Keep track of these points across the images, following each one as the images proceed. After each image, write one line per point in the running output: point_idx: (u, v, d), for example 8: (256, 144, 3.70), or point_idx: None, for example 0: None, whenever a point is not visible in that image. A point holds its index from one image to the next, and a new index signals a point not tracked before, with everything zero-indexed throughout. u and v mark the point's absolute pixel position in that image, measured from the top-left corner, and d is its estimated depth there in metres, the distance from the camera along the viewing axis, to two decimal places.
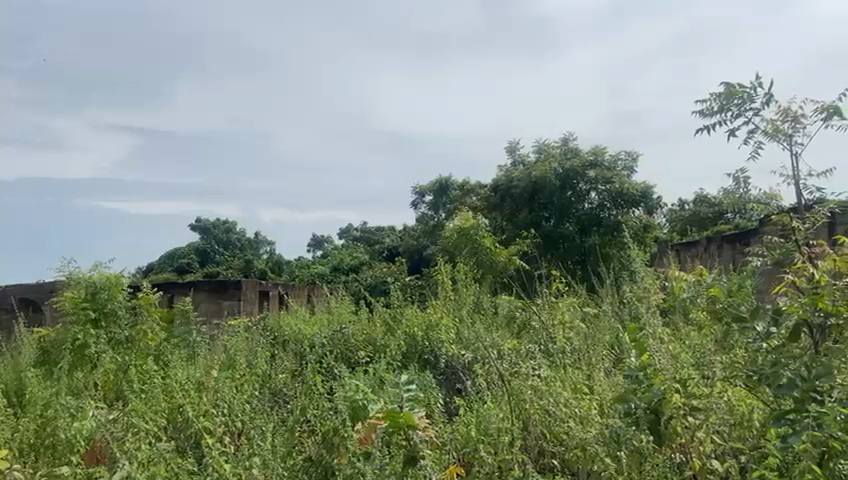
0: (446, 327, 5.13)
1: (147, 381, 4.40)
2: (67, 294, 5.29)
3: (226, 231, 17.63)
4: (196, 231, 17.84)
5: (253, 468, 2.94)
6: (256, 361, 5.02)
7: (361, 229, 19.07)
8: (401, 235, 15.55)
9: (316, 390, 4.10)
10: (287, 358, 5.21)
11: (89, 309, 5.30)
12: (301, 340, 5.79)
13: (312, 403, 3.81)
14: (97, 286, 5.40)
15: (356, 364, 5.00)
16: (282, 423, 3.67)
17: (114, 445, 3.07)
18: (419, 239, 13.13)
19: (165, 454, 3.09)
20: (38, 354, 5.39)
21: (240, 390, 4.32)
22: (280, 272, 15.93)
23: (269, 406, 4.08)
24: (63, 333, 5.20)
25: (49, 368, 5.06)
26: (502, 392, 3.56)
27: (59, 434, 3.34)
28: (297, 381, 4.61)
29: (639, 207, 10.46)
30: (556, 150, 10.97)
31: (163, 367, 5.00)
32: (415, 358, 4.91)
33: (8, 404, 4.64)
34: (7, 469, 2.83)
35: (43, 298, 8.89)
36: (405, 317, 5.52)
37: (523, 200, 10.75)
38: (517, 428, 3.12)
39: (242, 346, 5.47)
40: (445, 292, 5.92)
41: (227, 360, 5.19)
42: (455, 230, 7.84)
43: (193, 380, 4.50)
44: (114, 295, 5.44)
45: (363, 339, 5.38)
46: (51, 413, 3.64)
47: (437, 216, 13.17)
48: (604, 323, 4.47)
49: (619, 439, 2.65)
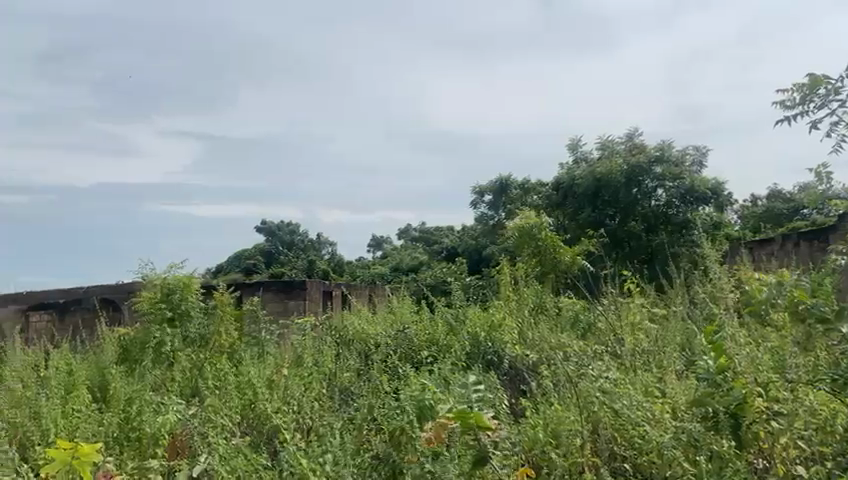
0: (509, 328, 5.11)
1: (221, 379, 4.57)
2: (145, 294, 5.57)
3: (289, 232, 18.06)
4: (261, 232, 18.33)
5: (325, 465, 3.00)
6: (322, 360, 5.13)
7: (419, 230, 19.17)
8: (461, 234, 15.54)
9: (383, 390, 4.16)
10: (351, 357, 5.31)
11: (165, 309, 5.54)
12: (365, 340, 5.86)
13: (379, 402, 3.88)
14: (172, 287, 5.63)
15: (419, 363, 5.03)
16: (351, 422, 3.74)
17: (198, 442, 3.24)
18: (478, 239, 13.11)
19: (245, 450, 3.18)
20: (118, 351, 5.66)
21: (308, 389, 4.45)
22: (341, 273, 16.21)
23: (335, 405, 4.17)
24: (143, 332, 5.47)
25: (128, 365, 5.30)
26: (569, 394, 3.54)
27: (146, 428, 3.49)
28: (363, 380, 4.68)
29: (709, 204, 10.20)
30: (619, 147, 10.75)
31: (235, 366, 5.17)
32: (478, 359, 4.84)
33: (93, 399, 4.91)
34: (101, 461, 3.03)
35: (122, 299, 9.35)
36: (468, 317, 5.51)
37: (586, 199, 10.46)
38: (586, 430, 3.09)
39: (307, 345, 5.58)
40: (507, 292, 5.88)
41: (293, 361, 5.28)
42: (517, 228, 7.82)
43: (263, 378, 4.64)
44: (187, 296, 5.66)
45: (426, 339, 5.41)
46: (135, 409, 3.81)
47: (496, 215, 13.10)
48: (674, 324, 4.38)
49: (697, 443, 2.61)
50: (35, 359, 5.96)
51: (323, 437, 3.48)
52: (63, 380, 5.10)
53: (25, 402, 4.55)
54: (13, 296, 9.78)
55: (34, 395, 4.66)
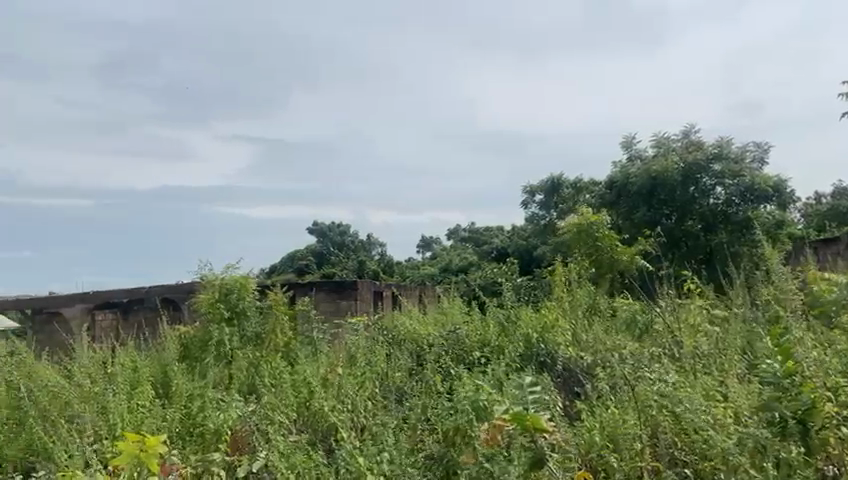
0: (562, 330, 5.05)
1: (277, 377, 4.67)
2: (204, 294, 5.73)
3: (340, 234, 18.29)
4: (313, 234, 18.62)
5: (381, 465, 3.05)
6: (374, 360, 5.19)
7: (469, 230, 19.13)
8: (510, 234, 15.43)
9: (436, 390, 4.19)
10: (402, 357, 5.35)
11: (223, 308, 5.69)
12: (416, 340, 5.87)
13: (432, 402, 3.90)
14: (230, 286, 5.77)
15: (471, 364, 5.02)
16: (405, 421, 3.77)
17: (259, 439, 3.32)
18: (529, 239, 13.00)
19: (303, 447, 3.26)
20: (178, 349, 5.85)
21: (361, 387, 4.51)
22: (390, 273, 16.33)
23: (387, 405, 4.21)
24: (202, 330, 5.65)
25: (189, 363, 5.47)
26: (626, 397, 3.49)
27: (210, 424, 3.59)
28: (415, 380, 4.71)
29: (771, 202, 9.91)
30: (675, 144, 10.47)
31: (290, 365, 5.28)
32: (530, 360, 4.79)
33: (156, 395, 5.09)
34: (169, 453, 3.15)
35: (181, 298, 9.66)
36: (520, 319, 5.47)
37: (641, 198, 10.19)
38: (645, 434, 3.05)
39: (360, 344, 5.63)
40: (560, 292, 5.81)
41: (345, 361, 5.32)
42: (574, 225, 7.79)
43: (318, 376, 4.72)
44: (243, 295, 5.80)
45: (477, 340, 5.39)
46: (196, 407, 3.93)
47: (547, 215, 12.95)
48: (735, 325, 4.25)
49: (763, 449, 2.52)
50: (103, 356, 6.21)
51: (375, 437, 3.52)
52: (127, 376, 5.30)
53: (93, 398, 4.75)
54: (80, 296, 10.22)
55: (101, 390, 4.86)
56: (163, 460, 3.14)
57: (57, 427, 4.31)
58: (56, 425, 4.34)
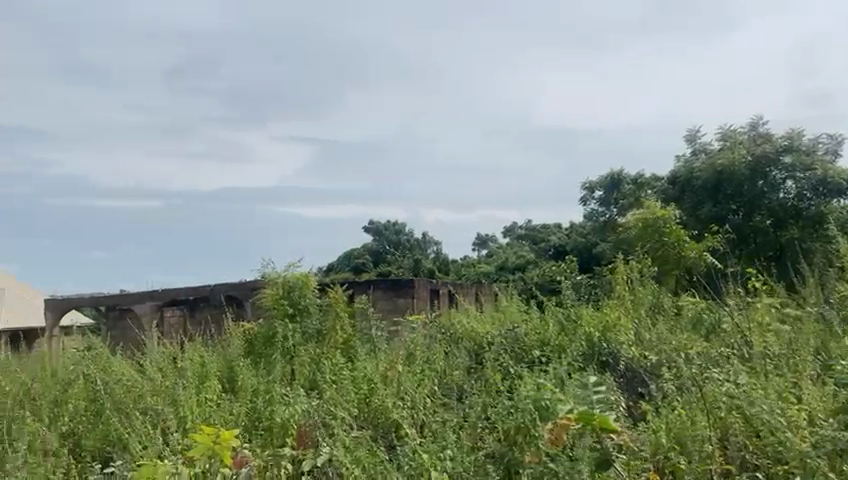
0: (625, 329, 4.95)
1: (337, 373, 4.74)
2: (268, 291, 5.92)
3: (396, 232, 18.41)
4: (369, 232, 18.83)
5: (445, 461, 3.06)
6: (433, 358, 5.21)
7: (525, 228, 18.94)
8: (568, 232, 15.20)
9: (495, 388, 4.18)
10: (461, 355, 5.36)
11: (287, 305, 5.86)
12: (473, 339, 5.82)
13: (492, 401, 3.90)
14: (293, 283, 5.96)
15: (530, 363, 4.97)
16: (465, 418, 3.78)
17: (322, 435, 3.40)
18: (587, 236, 12.79)
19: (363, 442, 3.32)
20: (243, 345, 6.03)
21: (420, 385, 4.54)
22: (446, 272, 16.34)
23: (446, 403, 4.23)
24: (267, 326, 5.82)
25: (253, 358, 5.63)
26: (693, 398, 3.40)
27: (276, 418, 3.64)
28: (473, 378, 4.70)
29: (845, 196, 9.55)
30: (742, 137, 10.10)
31: (350, 362, 5.37)
32: (592, 359, 4.71)
33: (223, 389, 5.26)
34: (240, 446, 3.25)
35: (244, 295, 9.94)
36: (581, 318, 5.37)
37: (706, 193, 9.87)
38: (714, 437, 2.98)
39: (419, 342, 5.66)
40: (621, 290, 5.69)
41: (405, 358, 5.35)
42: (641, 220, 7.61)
43: (378, 373, 4.78)
44: (305, 292, 5.97)
45: (536, 339, 5.32)
46: (261, 403, 4.04)
47: (607, 212, 12.70)
48: (809, 325, 4.08)
49: (843, 451, 2.43)
50: (172, 351, 6.46)
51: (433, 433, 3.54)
52: (196, 370, 5.50)
53: (164, 392, 4.94)
54: (150, 293, 10.66)
55: (172, 384, 5.05)
56: (235, 452, 3.22)
57: (131, 419, 4.50)
58: (131, 417, 4.54)
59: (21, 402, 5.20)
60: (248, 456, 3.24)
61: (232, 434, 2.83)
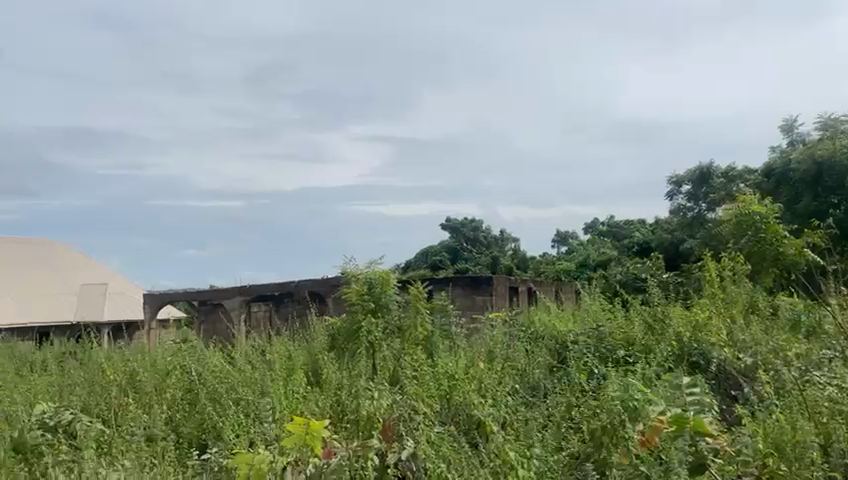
0: (716, 328, 4.74)
1: (419, 369, 4.79)
2: (352, 287, 5.93)
3: (473, 229, 18.36)
4: (446, 230, 18.88)
5: (531, 460, 3.04)
6: (514, 355, 5.18)
7: (607, 224, 18.45)
8: (652, 228, 14.71)
9: (580, 388, 4.11)
10: (542, 353, 5.30)
11: (369, 300, 5.89)
12: (555, 337, 5.74)
13: (577, 400, 3.85)
14: (373, 280, 5.97)
15: (615, 362, 4.85)
16: (549, 418, 3.75)
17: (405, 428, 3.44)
18: (673, 232, 12.27)
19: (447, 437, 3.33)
20: (327, 339, 6.13)
21: (501, 383, 4.54)
22: (524, 269, 16.16)
23: (528, 402, 4.20)
24: (349, 321, 5.83)
25: (336, 352, 5.77)
26: (793, 402, 3.22)
27: (362, 411, 3.74)
28: (557, 378, 4.64)
29: None
30: (844, 126, 9.49)
31: (431, 358, 5.41)
32: (681, 361, 4.54)
33: (309, 382, 5.42)
34: (329, 437, 3.35)
35: (327, 291, 10.21)
36: (669, 318, 5.18)
37: (804, 185, 9.33)
38: (819, 442, 2.81)
39: (500, 339, 5.63)
40: (713, 289, 5.43)
41: (486, 354, 5.33)
42: (734, 214, 7.17)
43: (459, 369, 4.81)
44: (385, 289, 5.96)
45: (621, 337, 5.18)
46: (346, 398, 4.13)
47: (696, 207, 12.18)
48: None
49: None
50: (261, 345, 6.71)
51: (512, 430, 3.54)
52: (284, 364, 5.71)
53: (253, 383, 5.15)
54: (239, 289, 11.14)
55: (261, 377, 5.26)
56: (325, 443, 3.31)
57: (224, 408, 4.72)
58: (223, 406, 4.76)
59: (124, 388, 5.55)
60: (337, 445, 3.33)
61: (322, 425, 2.90)
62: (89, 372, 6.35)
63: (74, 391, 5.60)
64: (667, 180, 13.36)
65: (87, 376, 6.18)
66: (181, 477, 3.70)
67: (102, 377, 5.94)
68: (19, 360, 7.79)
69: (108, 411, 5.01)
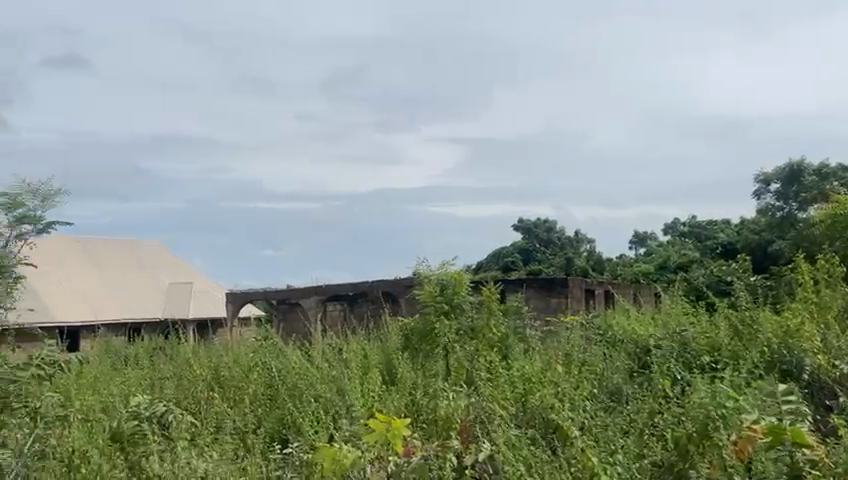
0: (809, 334, 4.48)
1: (494, 373, 4.78)
2: (425, 288, 5.95)
3: (547, 230, 18.14)
4: (519, 230, 18.71)
5: (614, 467, 2.95)
6: (592, 359, 5.08)
7: (688, 225, 17.75)
8: (738, 229, 14.04)
9: (662, 394, 3.98)
10: (620, 358, 5.18)
11: (442, 301, 5.87)
12: (635, 341, 5.58)
13: (660, 407, 3.73)
14: (445, 281, 5.96)
15: (699, 368, 4.68)
16: (630, 424, 3.66)
17: (483, 430, 3.42)
18: (761, 233, 11.66)
19: (520, 440, 3.32)
20: (401, 339, 6.17)
21: (578, 388, 4.46)
22: (601, 271, 15.78)
23: (608, 407, 4.10)
24: (422, 322, 5.86)
25: (410, 352, 5.81)
26: None
27: (441, 411, 3.75)
28: (637, 383, 4.52)
29: None
30: None
31: (506, 360, 5.39)
32: (771, 368, 4.31)
33: (383, 381, 5.50)
34: (408, 436, 3.39)
35: (400, 292, 10.33)
36: (756, 322, 4.94)
37: None
38: None
39: (577, 342, 5.52)
40: (806, 292, 5.12)
41: (562, 357, 5.21)
42: (829, 214, 6.75)
43: (535, 371, 4.76)
44: (458, 291, 5.94)
45: (705, 342, 4.99)
46: (422, 400, 4.17)
47: (786, 207, 11.54)
48: None
49: None
50: (338, 343, 6.87)
51: (591, 435, 3.47)
52: (360, 364, 5.79)
53: (331, 381, 5.27)
54: (315, 288, 11.42)
55: (337, 375, 5.37)
56: (405, 441, 3.32)
57: (303, 405, 4.86)
58: (303, 402, 4.90)
59: (209, 383, 5.80)
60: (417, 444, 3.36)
61: (403, 424, 2.94)
62: (177, 367, 6.67)
63: (164, 385, 5.90)
64: (754, 178, 12.73)
65: (176, 370, 6.49)
66: (264, 470, 3.81)
67: (190, 371, 6.23)
68: (114, 353, 8.27)
69: (195, 405, 5.26)
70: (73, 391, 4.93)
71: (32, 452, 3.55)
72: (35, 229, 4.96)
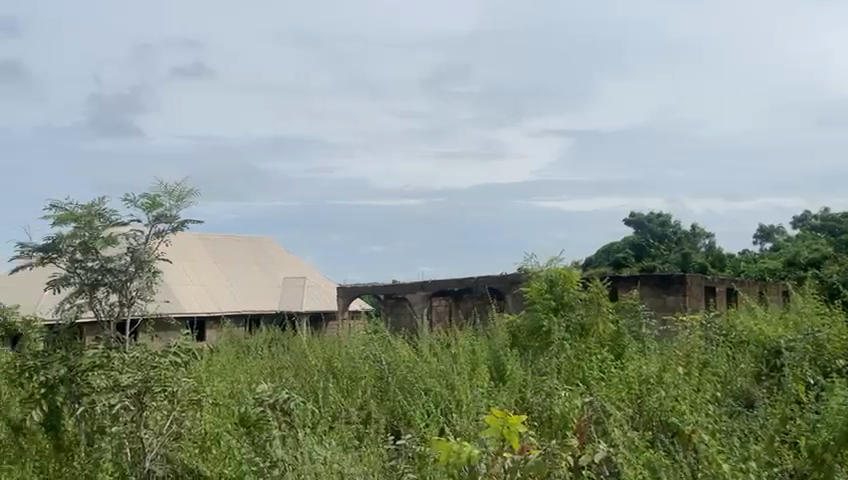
0: None
1: (607, 373, 4.68)
2: (532, 285, 5.87)
3: (661, 225, 17.41)
4: (630, 225, 18.08)
5: (748, 475, 2.80)
6: (714, 360, 4.84)
7: (821, 218, 16.37)
8: None
9: (796, 400, 3.73)
10: (745, 360, 4.91)
11: (550, 298, 5.77)
12: (761, 343, 5.25)
13: (792, 412, 3.52)
14: (554, 277, 5.86)
15: (834, 371, 4.34)
16: (758, 429, 3.47)
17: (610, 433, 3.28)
18: None
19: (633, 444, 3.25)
20: (508, 336, 6.13)
21: (700, 391, 4.26)
22: (720, 267, 14.93)
23: (733, 411, 3.90)
24: (530, 319, 5.75)
25: (519, 350, 5.78)
26: None
27: (555, 409, 3.69)
28: (765, 388, 4.27)
29: None
30: None
31: (620, 360, 5.23)
32: None
33: (491, 377, 5.48)
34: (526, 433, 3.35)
35: (507, 288, 10.25)
36: None
37: None
38: None
39: (698, 342, 5.23)
40: None
41: (680, 355, 4.96)
42: None
43: (652, 368, 4.57)
44: (567, 286, 5.82)
45: (842, 345, 4.61)
46: (533, 397, 4.12)
47: None
48: None
49: None
50: (446, 338, 6.95)
51: (716, 439, 3.31)
52: (467, 360, 5.79)
53: (441, 375, 5.35)
54: (421, 283, 11.52)
55: (446, 369, 5.43)
56: (521, 437, 3.29)
57: (415, 399, 4.99)
58: (414, 395, 5.03)
59: (325, 374, 6.02)
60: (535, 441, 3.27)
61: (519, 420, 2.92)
62: (295, 357, 7.01)
63: (283, 374, 6.20)
64: None
65: (294, 360, 6.83)
66: (381, 459, 4.01)
67: (307, 361, 6.53)
68: (237, 343, 8.82)
69: (312, 393, 5.49)
70: (205, 377, 5.32)
71: (170, 433, 3.94)
72: (170, 227, 5.37)
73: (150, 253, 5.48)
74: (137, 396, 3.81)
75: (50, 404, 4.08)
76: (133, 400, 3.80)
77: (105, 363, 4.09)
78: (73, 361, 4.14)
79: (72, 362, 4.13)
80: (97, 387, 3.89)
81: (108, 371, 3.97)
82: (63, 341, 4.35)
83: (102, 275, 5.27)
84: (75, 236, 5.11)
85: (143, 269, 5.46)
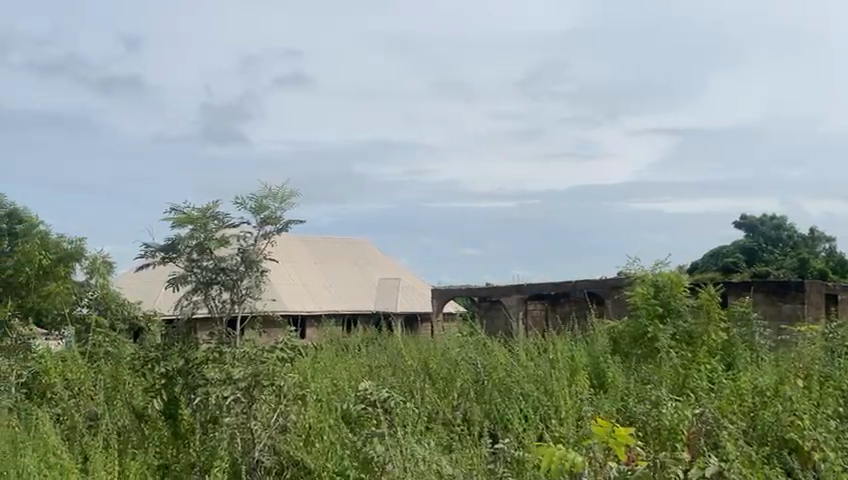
0: None
1: (717, 383, 4.45)
2: (638, 289, 5.77)
3: (775, 227, 16.21)
4: (740, 227, 17.06)
5: None
6: (837, 372, 4.48)
7: None
8: None
9: None
10: None
11: (657, 304, 5.63)
12: None
13: None
14: (660, 282, 5.75)
15: None
16: None
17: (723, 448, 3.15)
18: None
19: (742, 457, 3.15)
20: (609, 341, 5.90)
21: (821, 405, 3.97)
22: (843, 275, 13.81)
23: None
24: (634, 325, 5.63)
25: (620, 356, 5.59)
26: None
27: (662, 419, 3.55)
28: None
29: None
30: None
31: (730, 370, 4.94)
32: None
33: (591, 384, 5.35)
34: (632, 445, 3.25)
35: (606, 292, 9.95)
36: None
37: None
38: None
39: (819, 354, 4.86)
40: None
41: (799, 369, 4.61)
42: None
43: (766, 379, 4.30)
44: (673, 292, 5.68)
45: None
46: (636, 406, 3.97)
47: None
48: None
49: None
50: (544, 342, 6.88)
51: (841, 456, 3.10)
52: (566, 364, 5.62)
53: (539, 380, 5.29)
54: (517, 286, 11.44)
55: (544, 375, 5.35)
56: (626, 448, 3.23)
57: (512, 401, 4.96)
58: (511, 398, 5.01)
59: (420, 374, 6.08)
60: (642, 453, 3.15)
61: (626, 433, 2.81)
62: (391, 357, 7.13)
63: (381, 373, 6.30)
64: None
65: (391, 359, 6.95)
66: (481, 461, 3.99)
67: (403, 362, 6.62)
68: (336, 341, 9.09)
69: (408, 392, 5.49)
70: (308, 373, 5.52)
71: (276, 425, 4.14)
72: (276, 228, 5.63)
73: (258, 254, 5.80)
74: (248, 390, 4.05)
75: (170, 394, 4.48)
76: (243, 393, 4.04)
77: (218, 357, 4.34)
78: (190, 354, 4.47)
79: (189, 356, 4.46)
80: (212, 380, 4.15)
81: (221, 365, 4.24)
82: (180, 335, 4.67)
83: (216, 275, 5.62)
84: (193, 236, 5.49)
85: (252, 268, 5.76)
